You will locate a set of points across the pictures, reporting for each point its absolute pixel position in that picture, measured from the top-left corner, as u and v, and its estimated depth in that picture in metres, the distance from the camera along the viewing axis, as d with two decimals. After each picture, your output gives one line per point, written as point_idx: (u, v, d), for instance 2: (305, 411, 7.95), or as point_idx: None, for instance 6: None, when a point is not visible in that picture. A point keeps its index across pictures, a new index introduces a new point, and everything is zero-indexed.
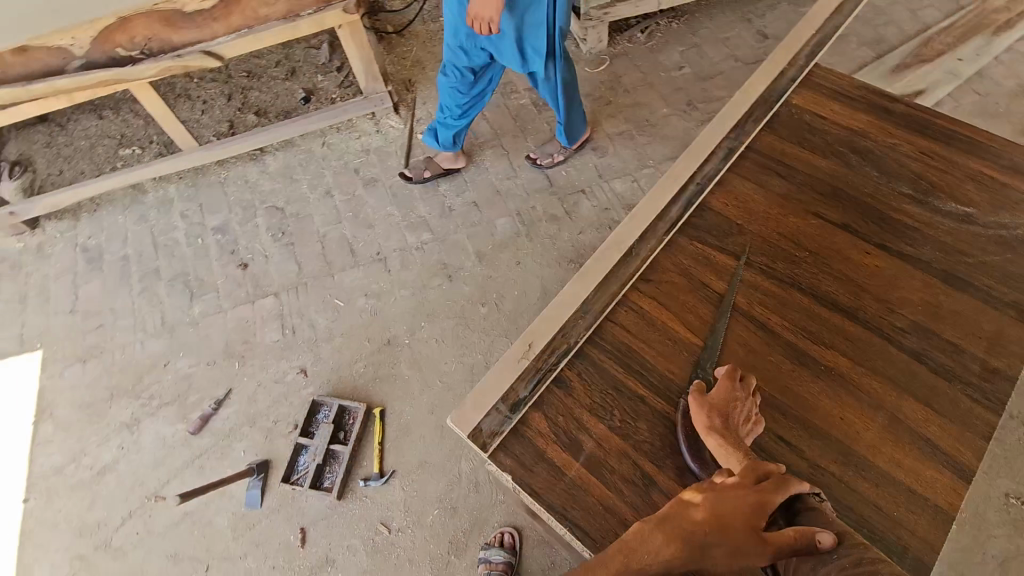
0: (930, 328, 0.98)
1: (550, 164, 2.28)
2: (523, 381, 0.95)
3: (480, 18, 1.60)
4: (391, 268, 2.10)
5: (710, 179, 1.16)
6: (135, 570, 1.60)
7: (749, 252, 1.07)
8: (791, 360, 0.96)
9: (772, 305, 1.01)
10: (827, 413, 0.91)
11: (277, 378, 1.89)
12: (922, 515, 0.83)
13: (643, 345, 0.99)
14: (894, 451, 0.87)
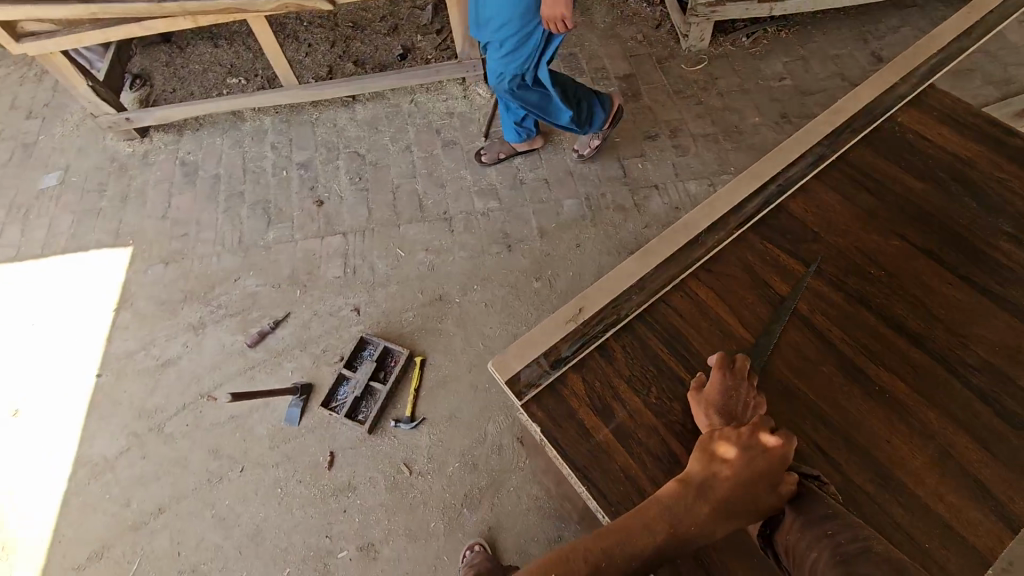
0: (1003, 371, 0.93)
1: (590, 152, 2.26)
2: (568, 340, 0.97)
3: (554, 19, 1.60)
4: (455, 229, 2.15)
5: (794, 182, 1.13)
6: (180, 456, 1.75)
7: (821, 261, 1.04)
8: (845, 374, 0.93)
9: (835, 317, 0.98)
10: (873, 433, 0.88)
11: (332, 311, 1.99)
12: (956, 553, 0.80)
13: (693, 331, 0.99)
14: (937, 485, 0.84)
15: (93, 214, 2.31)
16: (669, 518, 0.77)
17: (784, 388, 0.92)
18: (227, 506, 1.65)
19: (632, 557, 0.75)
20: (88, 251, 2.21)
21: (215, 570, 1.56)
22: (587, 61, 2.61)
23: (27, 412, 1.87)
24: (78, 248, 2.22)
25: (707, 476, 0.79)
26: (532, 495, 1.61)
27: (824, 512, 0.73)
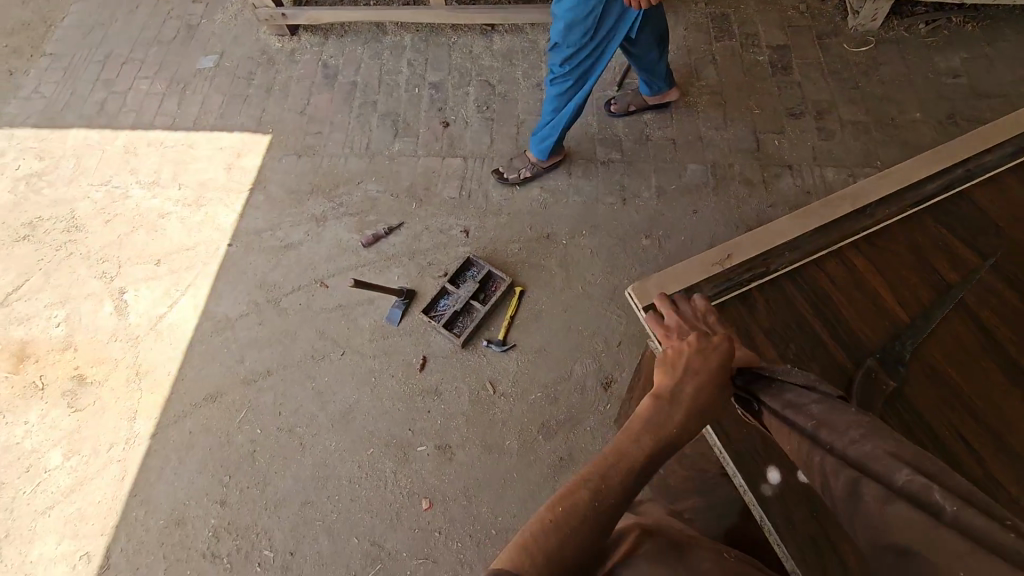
0: None
1: (516, 180, 2.11)
2: (711, 284, 0.99)
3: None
4: (572, 172, 2.15)
5: (984, 171, 1.05)
6: (290, 330, 1.90)
7: (1001, 256, 0.97)
8: (1005, 374, 0.88)
9: (1005, 316, 0.92)
10: None
11: (442, 229, 2.07)
12: None
13: (844, 299, 0.96)
14: None
15: (240, 99, 2.47)
16: (652, 432, 0.75)
17: (938, 374, 0.89)
18: (326, 382, 1.80)
19: (629, 473, 0.72)
20: (231, 132, 2.38)
21: (308, 435, 1.72)
22: (740, 24, 2.46)
23: (168, 265, 2.09)
24: (224, 127, 2.39)
25: (675, 386, 0.79)
26: (607, 438, 1.65)
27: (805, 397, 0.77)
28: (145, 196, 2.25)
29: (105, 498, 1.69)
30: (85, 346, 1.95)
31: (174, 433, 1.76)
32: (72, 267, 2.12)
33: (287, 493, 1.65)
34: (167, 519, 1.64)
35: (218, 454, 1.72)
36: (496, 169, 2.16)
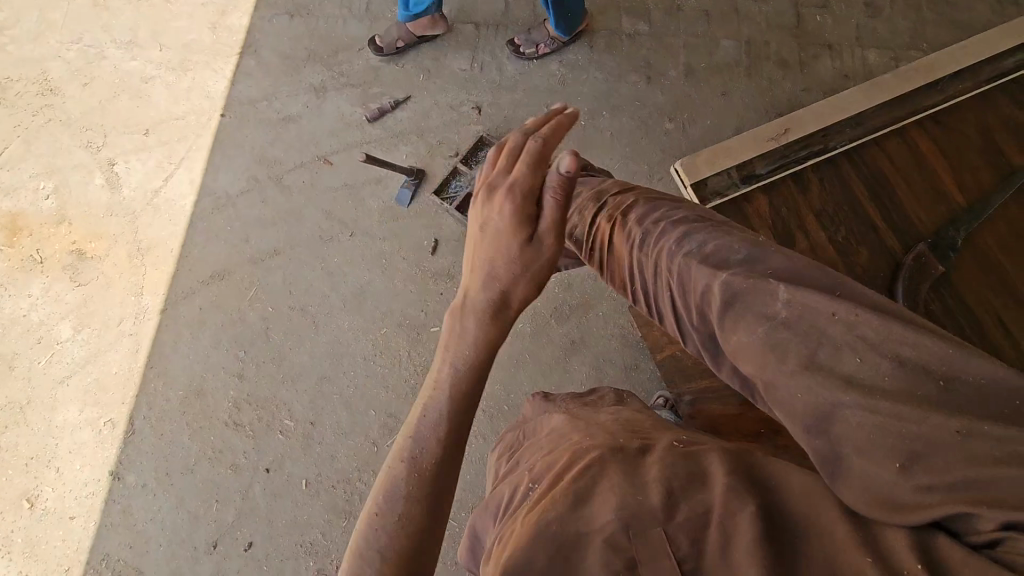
0: None
1: (533, 55, 1.93)
2: (762, 161, 1.11)
3: None
4: (595, 45, 1.96)
5: None
6: (294, 210, 1.83)
7: None
8: None
9: None
10: None
11: (453, 105, 1.92)
12: None
13: (900, 181, 1.08)
14: None
15: None
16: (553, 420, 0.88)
17: (985, 266, 1.02)
18: (336, 263, 1.76)
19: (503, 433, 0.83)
20: None
21: (320, 314, 1.72)
22: None
23: (157, 136, 1.94)
24: None
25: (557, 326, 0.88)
26: (620, 322, 1.67)
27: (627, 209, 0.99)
28: (123, 57, 2.04)
29: (123, 369, 1.71)
30: (80, 219, 1.87)
31: (184, 309, 1.75)
32: (53, 134, 1.97)
33: (303, 368, 1.68)
34: (185, 390, 1.68)
35: (230, 330, 1.72)
36: (512, 38, 1.97)
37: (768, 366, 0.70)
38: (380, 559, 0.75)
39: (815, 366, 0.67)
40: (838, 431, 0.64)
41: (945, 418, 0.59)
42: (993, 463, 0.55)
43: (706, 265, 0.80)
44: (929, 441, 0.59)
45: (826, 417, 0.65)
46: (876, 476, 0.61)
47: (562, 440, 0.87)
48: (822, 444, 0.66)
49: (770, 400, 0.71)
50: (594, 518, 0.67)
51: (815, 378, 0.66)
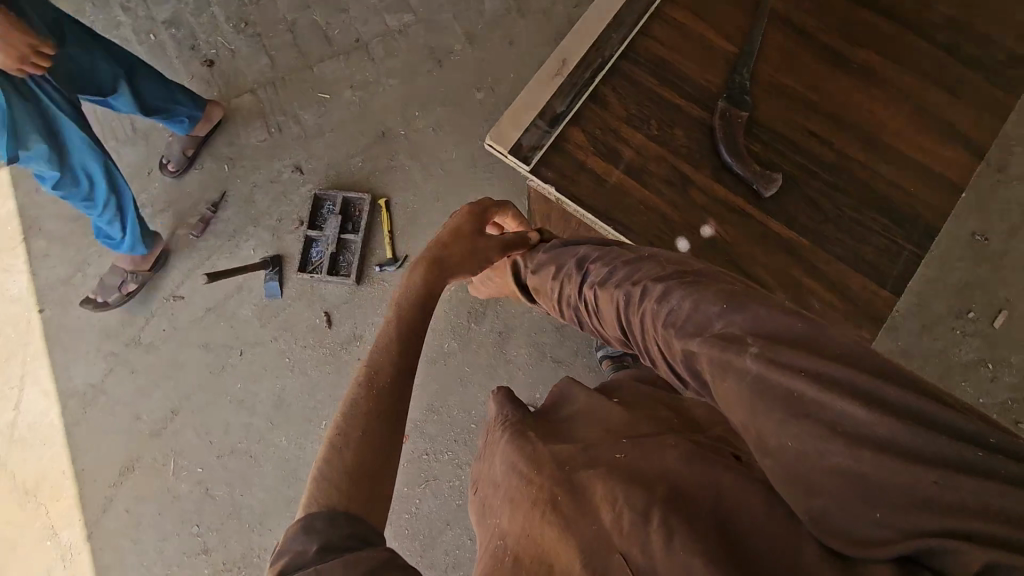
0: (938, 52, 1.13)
1: (177, 169, 1.82)
2: (560, 98, 1.12)
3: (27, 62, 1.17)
4: (374, 56, 1.93)
5: None
6: (172, 361, 1.68)
7: None
8: (823, 62, 1.14)
9: (810, 12, 1.16)
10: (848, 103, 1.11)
11: (272, 178, 1.83)
12: (910, 173, 1.09)
13: (677, 56, 1.14)
14: (899, 129, 1.10)
15: None
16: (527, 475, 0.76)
17: (778, 94, 1.13)
18: (241, 388, 1.64)
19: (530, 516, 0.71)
20: None
21: (254, 445, 1.60)
22: None
23: None
24: None
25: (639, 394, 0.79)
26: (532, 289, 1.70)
27: (605, 271, 0.91)
28: None
29: None
30: None
31: (111, 521, 1.58)
32: None
33: (265, 505, 1.56)
34: None
35: (172, 514, 1.57)
36: (162, 164, 1.83)
37: (755, 416, 0.62)
38: (329, 481, 0.71)
39: (803, 416, 0.59)
40: (822, 482, 0.58)
41: (925, 470, 0.54)
42: (971, 514, 0.52)
43: (687, 330, 0.72)
44: (913, 491, 0.54)
45: (809, 464, 0.58)
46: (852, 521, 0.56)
47: (502, 463, 0.81)
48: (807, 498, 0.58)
49: (756, 450, 0.63)
50: (564, 566, 0.65)
51: (802, 432, 0.59)
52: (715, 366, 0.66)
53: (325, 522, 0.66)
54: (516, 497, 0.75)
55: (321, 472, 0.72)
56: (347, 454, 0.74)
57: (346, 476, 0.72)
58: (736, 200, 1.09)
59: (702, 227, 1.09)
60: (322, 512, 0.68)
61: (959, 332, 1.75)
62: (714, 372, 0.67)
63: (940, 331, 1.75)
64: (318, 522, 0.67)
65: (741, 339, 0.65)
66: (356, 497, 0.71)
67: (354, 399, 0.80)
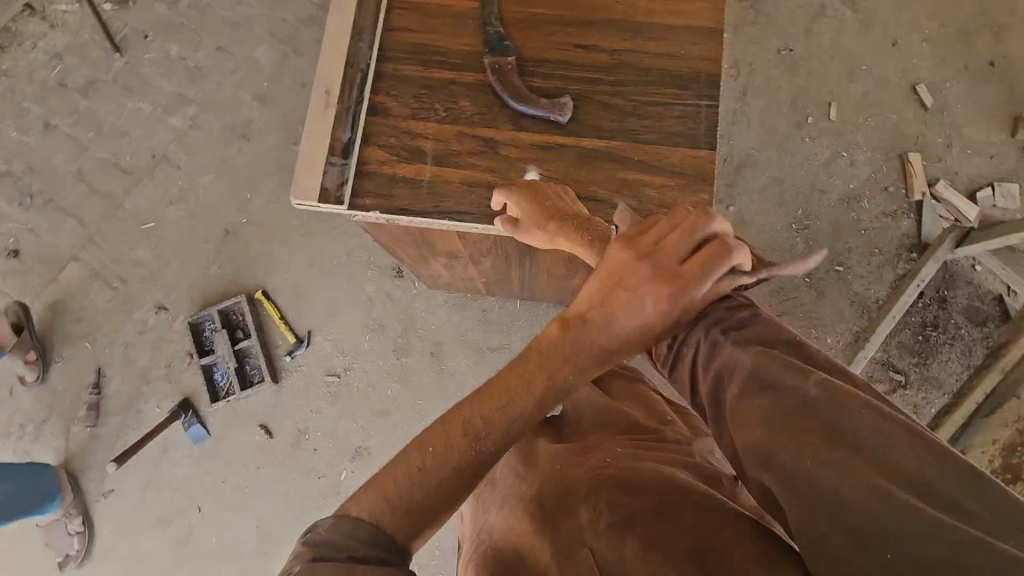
0: None
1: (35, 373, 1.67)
2: (340, 125, 0.92)
3: None
4: (179, 162, 1.83)
5: None
6: (137, 554, 1.58)
7: None
8: None
9: None
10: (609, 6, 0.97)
11: (141, 328, 1.72)
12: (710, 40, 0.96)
13: (426, 32, 0.96)
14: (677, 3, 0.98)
15: None
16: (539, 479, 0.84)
17: (541, 24, 0.96)
18: (216, 541, 1.57)
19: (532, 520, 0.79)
20: None
21: None
22: None
23: None
24: None
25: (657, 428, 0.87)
26: (441, 298, 1.71)
27: None
28: None
29: None
30: None
31: None
32: None
33: None
34: None
35: None
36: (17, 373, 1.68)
37: (774, 435, 0.57)
38: (390, 500, 0.63)
39: (833, 446, 0.54)
40: (826, 508, 0.52)
41: (939, 554, 0.46)
42: None
43: (749, 348, 0.65)
44: (906, 563, 0.47)
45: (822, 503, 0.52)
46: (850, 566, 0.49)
47: (515, 487, 0.86)
48: (814, 532, 0.52)
49: (760, 466, 0.57)
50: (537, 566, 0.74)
51: (833, 468, 0.53)
52: (756, 379, 0.62)
53: (366, 541, 0.60)
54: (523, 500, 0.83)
55: (377, 485, 0.64)
56: (416, 475, 0.65)
57: (418, 516, 0.64)
58: (563, 146, 0.91)
59: (526, 176, 0.89)
60: (370, 527, 0.61)
61: (809, 139, 1.89)
62: (747, 390, 0.62)
63: (793, 147, 1.89)
64: (363, 534, 0.60)
65: (813, 381, 0.58)
66: (410, 527, 0.63)
67: (455, 447, 0.65)
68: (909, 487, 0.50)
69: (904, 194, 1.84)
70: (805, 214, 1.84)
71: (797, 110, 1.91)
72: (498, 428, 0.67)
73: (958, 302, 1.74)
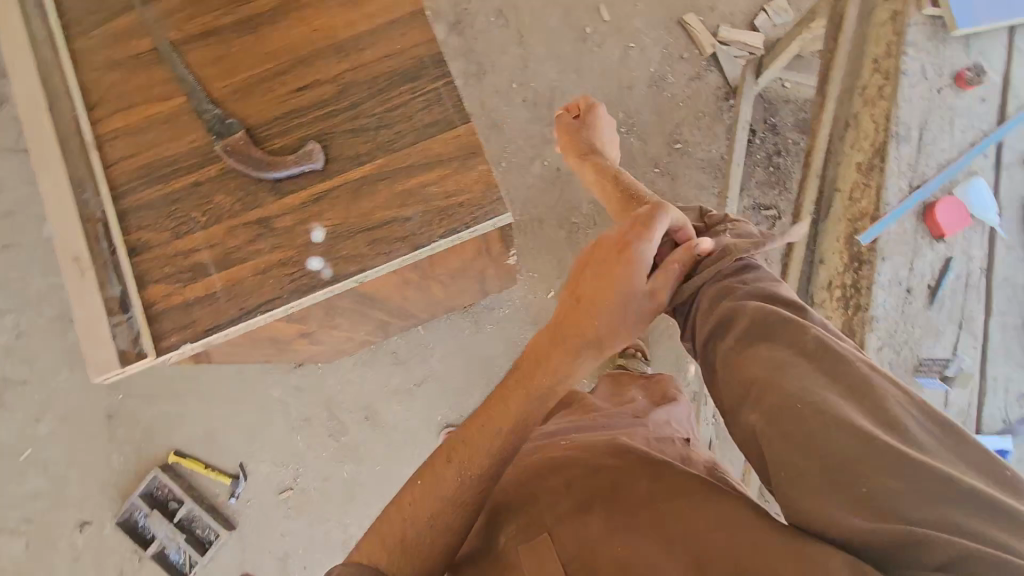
0: None
1: None
2: (105, 281, 0.85)
3: None
4: (21, 376, 1.67)
5: None
6: None
7: None
8: (247, 17, 0.95)
9: None
10: (306, 36, 0.94)
11: (73, 553, 1.59)
12: (413, 25, 0.95)
13: (150, 148, 0.91)
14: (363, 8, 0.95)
15: None
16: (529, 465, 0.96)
17: (249, 84, 0.93)
18: None
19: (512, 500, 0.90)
20: None
21: None
22: None
23: None
24: None
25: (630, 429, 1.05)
26: (349, 365, 1.67)
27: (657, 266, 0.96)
28: None
29: None
30: None
31: None
32: None
33: None
34: None
35: None
36: None
37: (782, 370, 0.69)
38: (393, 534, 0.78)
39: (838, 386, 0.66)
40: (806, 421, 0.63)
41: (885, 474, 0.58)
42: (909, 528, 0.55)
43: (759, 310, 0.78)
44: (862, 481, 0.58)
45: (815, 434, 0.62)
46: (829, 500, 0.59)
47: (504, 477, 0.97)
48: (796, 464, 0.62)
49: (754, 404, 0.70)
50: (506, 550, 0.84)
51: (837, 412, 0.62)
52: (760, 331, 0.75)
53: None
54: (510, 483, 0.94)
55: (383, 521, 0.79)
56: (416, 501, 0.80)
57: (417, 548, 0.77)
58: (330, 189, 0.89)
59: (312, 235, 0.87)
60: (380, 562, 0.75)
61: (596, 48, 1.92)
62: (754, 341, 0.75)
63: (587, 60, 1.91)
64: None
65: (835, 347, 0.69)
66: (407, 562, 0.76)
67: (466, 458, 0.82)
68: (895, 423, 0.62)
69: (697, 54, 1.91)
70: (626, 115, 1.88)
71: (574, 26, 1.93)
72: (482, 454, 0.82)
73: (786, 124, 1.85)
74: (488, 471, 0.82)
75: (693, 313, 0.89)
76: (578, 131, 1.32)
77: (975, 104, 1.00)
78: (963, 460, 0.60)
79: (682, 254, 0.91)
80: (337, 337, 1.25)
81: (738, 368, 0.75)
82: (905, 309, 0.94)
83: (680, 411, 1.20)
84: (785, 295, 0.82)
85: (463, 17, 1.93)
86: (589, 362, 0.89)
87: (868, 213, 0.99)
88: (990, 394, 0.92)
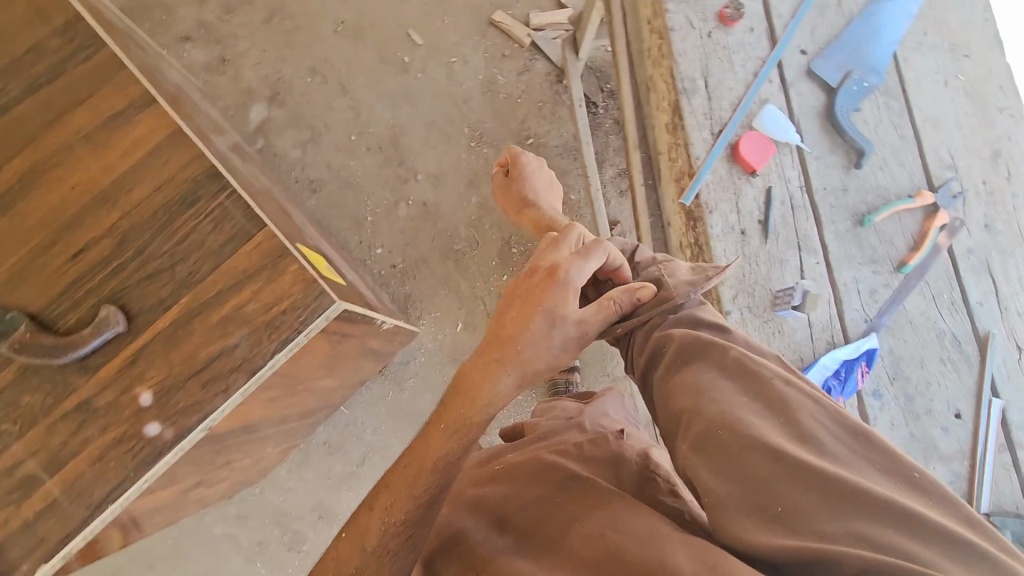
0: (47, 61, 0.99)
1: None
2: None
3: None
4: None
5: None
6: None
7: None
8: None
9: None
10: (62, 197, 0.86)
11: None
12: (175, 151, 0.89)
13: None
14: (113, 149, 0.88)
15: None
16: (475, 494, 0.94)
17: (21, 268, 0.85)
18: None
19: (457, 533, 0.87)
20: None
21: None
22: None
23: None
24: None
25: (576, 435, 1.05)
26: (283, 472, 1.61)
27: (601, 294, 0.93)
28: None
29: None
30: None
31: None
32: None
33: None
34: None
35: None
36: None
37: (709, 391, 0.72)
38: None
39: (763, 404, 0.68)
40: (728, 440, 0.65)
41: (803, 488, 0.59)
42: (823, 538, 0.56)
43: (687, 332, 0.82)
44: (779, 496, 0.60)
45: (734, 457, 0.63)
46: (748, 522, 0.60)
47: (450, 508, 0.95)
48: (715, 489, 0.63)
49: (684, 428, 0.71)
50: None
51: (753, 432, 0.64)
52: (687, 353, 0.78)
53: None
54: (456, 514, 0.91)
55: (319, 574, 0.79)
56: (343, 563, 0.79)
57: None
58: (144, 348, 0.84)
59: (141, 403, 0.82)
60: None
61: (421, 73, 1.88)
62: (684, 365, 0.78)
63: (415, 88, 1.87)
64: None
65: (756, 368, 0.71)
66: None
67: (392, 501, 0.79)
68: (814, 436, 0.64)
69: (518, 48, 1.89)
70: (473, 129, 1.86)
71: (392, 60, 1.88)
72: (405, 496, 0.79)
73: None
74: (414, 514, 0.78)
75: (632, 347, 0.90)
76: (509, 185, 1.38)
77: (744, 37, 1.02)
78: (880, 470, 0.62)
79: (621, 293, 0.85)
80: (242, 465, 1.20)
81: (669, 398, 0.76)
82: (745, 251, 0.96)
83: (614, 403, 1.24)
84: (710, 320, 0.84)
85: (279, 87, 1.84)
86: (511, 389, 0.80)
87: (685, 171, 1.00)
88: (846, 300, 0.95)
